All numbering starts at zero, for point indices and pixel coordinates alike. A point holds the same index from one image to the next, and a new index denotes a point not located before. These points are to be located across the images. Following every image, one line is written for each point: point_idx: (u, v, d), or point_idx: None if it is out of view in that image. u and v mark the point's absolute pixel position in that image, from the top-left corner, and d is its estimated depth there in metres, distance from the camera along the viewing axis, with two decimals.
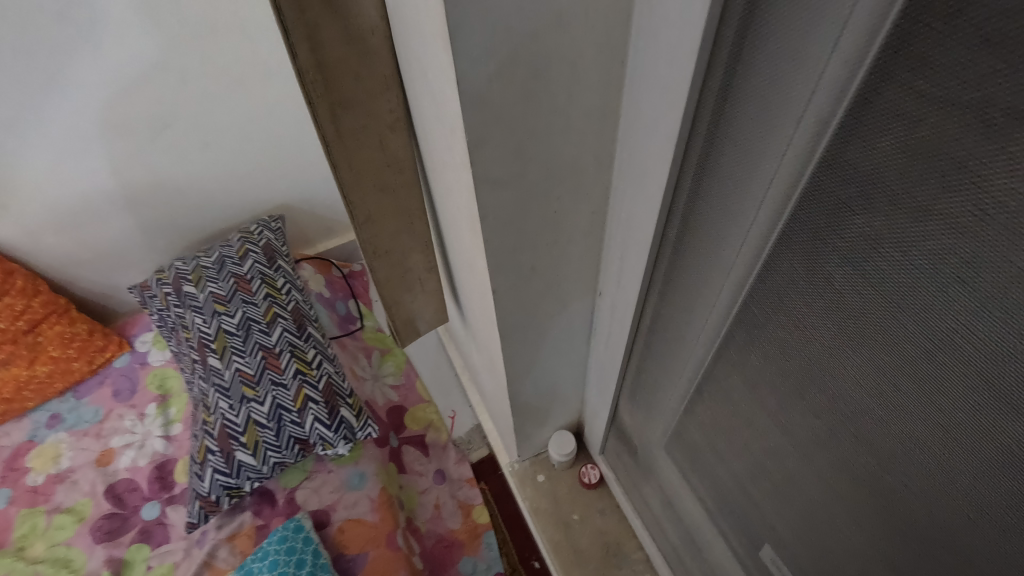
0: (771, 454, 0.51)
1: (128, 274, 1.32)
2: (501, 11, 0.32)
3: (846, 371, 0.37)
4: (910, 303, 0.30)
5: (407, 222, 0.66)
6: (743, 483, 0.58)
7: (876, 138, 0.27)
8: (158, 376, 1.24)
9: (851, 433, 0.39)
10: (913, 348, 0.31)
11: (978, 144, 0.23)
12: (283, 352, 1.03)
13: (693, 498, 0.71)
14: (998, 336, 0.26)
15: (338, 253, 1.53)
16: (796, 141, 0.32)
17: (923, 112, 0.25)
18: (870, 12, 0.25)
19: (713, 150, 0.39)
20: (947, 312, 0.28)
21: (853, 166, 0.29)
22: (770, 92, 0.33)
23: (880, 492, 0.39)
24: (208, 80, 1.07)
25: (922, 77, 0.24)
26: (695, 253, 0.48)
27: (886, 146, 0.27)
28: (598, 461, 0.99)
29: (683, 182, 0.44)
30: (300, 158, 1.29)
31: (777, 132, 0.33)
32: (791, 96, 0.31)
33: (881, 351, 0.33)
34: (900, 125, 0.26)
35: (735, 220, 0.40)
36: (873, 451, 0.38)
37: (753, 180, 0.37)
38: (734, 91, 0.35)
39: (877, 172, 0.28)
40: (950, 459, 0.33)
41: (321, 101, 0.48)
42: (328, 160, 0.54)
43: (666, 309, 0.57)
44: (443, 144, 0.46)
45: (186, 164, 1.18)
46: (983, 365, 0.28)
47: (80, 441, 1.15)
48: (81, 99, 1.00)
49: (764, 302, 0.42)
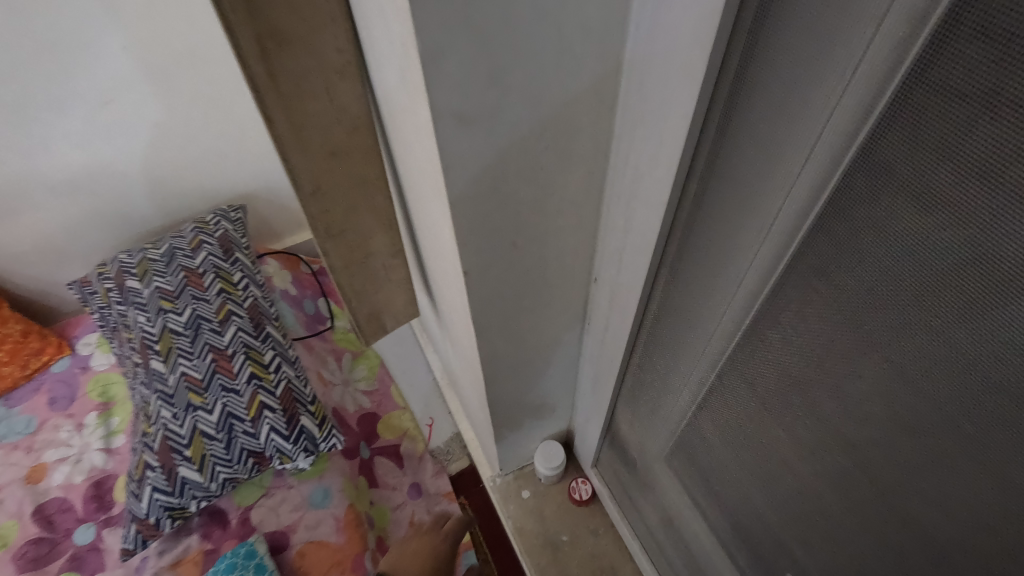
0: (801, 475, 0.41)
1: (70, 269, 1.20)
2: None
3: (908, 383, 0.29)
4: (938, 316, 0.26)
5: (366, 196, 0.56)
6: (762, 509, 0.48)
7: (925, 119, 0.22)
8: (100, 382, 1.11)
9: (925, 455, 0.30)
10: (990, 361, 0.24)
11: None
12: (237, 354, 0.92)
13: (700, 521, 0.61)
14: None
15: (307, 248, 1.42)
16: (883, 35, 0.22)
17: (996, 91, 0.20)
18: None
19: (752, 74, 0.30)
20: (983, 332, 0.24)
21: (919, 130, 0.23)
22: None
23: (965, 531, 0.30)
24: (155, 50, 0.96)
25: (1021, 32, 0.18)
26: (716, 224, 0.38)
27: (937, 130, 0.22)
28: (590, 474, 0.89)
29: (706, 126, 0.34)
30: (263, 143, 1.19)
31: (850, 30, 0.24)
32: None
33: (946, 361, 0.26)
34: (990, 64, 0.19)
35: (778, 172, 0.31)
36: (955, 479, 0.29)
37: (808, 108, 0.27)
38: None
39: (920, 161, 0.23)
40: None
41: (246, 30, 0.38)
42: (259, 109, 0.44)
43: (672, 300, 0.48)
44: (399, 81, 0.36)
45: (133, 146, 1.06)
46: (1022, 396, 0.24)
47: (7, 456, 1.03)
48: (4, 68, 0.88)
49: (795, 290, 0.34)
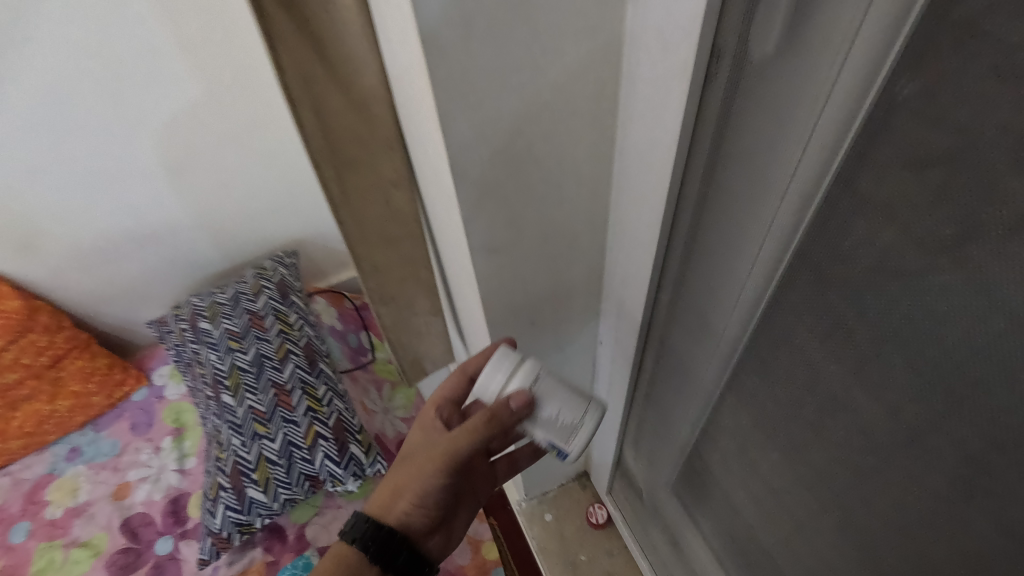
0: (826, 467, 0.42)
1: (147, 308, 1.38)
2: (491, 99, 0.35)
3: (1004, 322, 0.25)
4: (855, 378, 0.35)
5: (411, 269, 0.68)
6: (750, 526, 0.57)
7: (840, 236, 0.32)
8: (173, 410, 1.27)
9: (856, 474, 0.39)
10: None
11: (921, 259, 0.28)
12: (295, 389, 1.05)
13: (703, 541, 0.70)
14: (908, 421, 0.33)
15: (351, 286, 1.57)
16: (791, 202, 0.34)
17: (880, 225, 0.29)
18: (839, 127, 0.29)
19: (707, 206, 0.42)
20: (882, 392, 0.34)
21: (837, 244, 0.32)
22: (762, 127, 0.34)
23: (893, 544, 0.39)
24: (228, 122, 1.13)
25: (890, 190, 0.28)
26: (699, 290, 0.48)
27: (850, 244, 0.32)
28: (569, 400, 0.48)
29: (684, 205, 0.44)
30: (313, 196, 1.36)
31: (774, 173, 0.35)
32: (792, 119, 0.32)
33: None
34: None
35: (741, 257, 0.41)
36: (869, 492, 0.39)
37: (759, 209, 0.37)
38: (737, 122, 0.36)
39: (841, 264, 0.33)
40: (942, 500, 0.33)
41: (328, 164, 0.51)
42: (327, 196, 0.54)
43: (669, 350, 0.58)
44: (441, 206, 0.48)
45: (206, 204, 1.24)
46: (892, 446, 0.35)
47: (98, 475, 1.19)
48: (107, 147, 1.08)
49: (750, 377, 0.47)
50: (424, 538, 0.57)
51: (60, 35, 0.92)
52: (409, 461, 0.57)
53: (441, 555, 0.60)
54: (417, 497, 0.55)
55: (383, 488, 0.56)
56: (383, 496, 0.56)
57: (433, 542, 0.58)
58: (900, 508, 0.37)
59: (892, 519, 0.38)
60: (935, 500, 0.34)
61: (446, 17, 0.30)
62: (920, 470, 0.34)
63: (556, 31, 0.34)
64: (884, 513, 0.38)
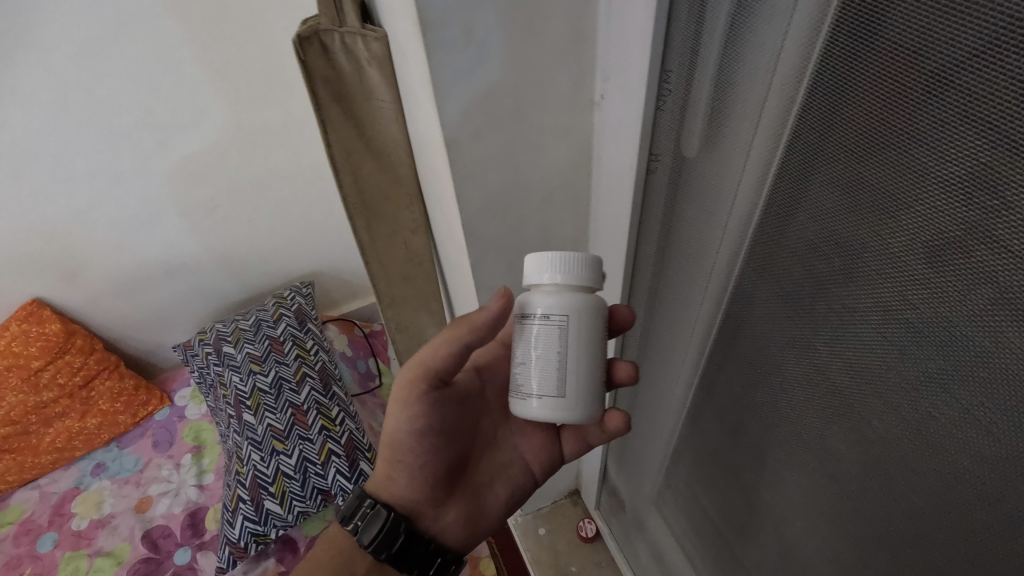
0: (766, 475, 0.50)
1: (172, 333, 1.48)
2: (495, 175, 0.46)
3: (923, 316, 0.28)
4: (779, 397, 0.43)
5: (425, 302, 0.78)
6: (718, 533, 0.66)
7: (786, 261, 0.37)
8: (193, 429, 1.39)
9: (784, 480, 0.48)
10: (960, 297, 0.26)
11: (855, 269, 0.32)
12: (311, 409, 1.14)
13: (675, 544, 0.78)
14: (819, 427, 0.40)
15: (361, 315, 1.68)
16: (720, 261, 0.44)
17: (818, 245, 0.34)
18: (742, 215, 0.40)
19: (665, 258, 0.52)
20: (800, 403, 0.41)
21: (786, 268, 0.37)
22: (693, 209, 0.45)
23: (817, 543, 0.47)
24: (258, 165, 1.26)
25: (819, 216, 0.33)
26: (662, 328, 0.58)
27: (795, 266, 0.36)
28: (568, 347, 0.43)
29: (644, 258, 0.55)
30: (330, 231, 1.48)
31: (707, 244, 0.45)
32: (715, 209, 0.42)
33: (930, 297, 0.28)
34: (895, 44, 0.25)
35: (690, 304, 0.51)
36: (792, 495, 0.48)
37: (699, 271, 0.47)
38: (675, 205, 0.47)
39: (789, 285, 0.37)
40: (837, 503, 0.42)
41: (361, 217, 0.63)
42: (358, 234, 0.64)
43: (643, 375, 0.68)
44: (452, 252, 0.59)
45: (233, 238, 1.36)
46: (805, 451, 0.43)
47: (121, 489, 1.27)
48: (149, 187, 1.20)
49: (704, 399, 0.56)
50: (428, 511, 0.56)
51: (117, 91, 1.06)
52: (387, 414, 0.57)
53: (462, 535, 0.58)
54: (393, 452, 0.54)
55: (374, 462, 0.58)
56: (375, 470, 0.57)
57: (445, 517, 0.57)
58: (816, 510, 0.45)
59: (812, 520, 0.46)
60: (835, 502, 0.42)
61: (463, 122, 0.41)
62: (820, 474, 0.42)
63: (544, 128, 0.45)
64: (805, 515, 0.47)
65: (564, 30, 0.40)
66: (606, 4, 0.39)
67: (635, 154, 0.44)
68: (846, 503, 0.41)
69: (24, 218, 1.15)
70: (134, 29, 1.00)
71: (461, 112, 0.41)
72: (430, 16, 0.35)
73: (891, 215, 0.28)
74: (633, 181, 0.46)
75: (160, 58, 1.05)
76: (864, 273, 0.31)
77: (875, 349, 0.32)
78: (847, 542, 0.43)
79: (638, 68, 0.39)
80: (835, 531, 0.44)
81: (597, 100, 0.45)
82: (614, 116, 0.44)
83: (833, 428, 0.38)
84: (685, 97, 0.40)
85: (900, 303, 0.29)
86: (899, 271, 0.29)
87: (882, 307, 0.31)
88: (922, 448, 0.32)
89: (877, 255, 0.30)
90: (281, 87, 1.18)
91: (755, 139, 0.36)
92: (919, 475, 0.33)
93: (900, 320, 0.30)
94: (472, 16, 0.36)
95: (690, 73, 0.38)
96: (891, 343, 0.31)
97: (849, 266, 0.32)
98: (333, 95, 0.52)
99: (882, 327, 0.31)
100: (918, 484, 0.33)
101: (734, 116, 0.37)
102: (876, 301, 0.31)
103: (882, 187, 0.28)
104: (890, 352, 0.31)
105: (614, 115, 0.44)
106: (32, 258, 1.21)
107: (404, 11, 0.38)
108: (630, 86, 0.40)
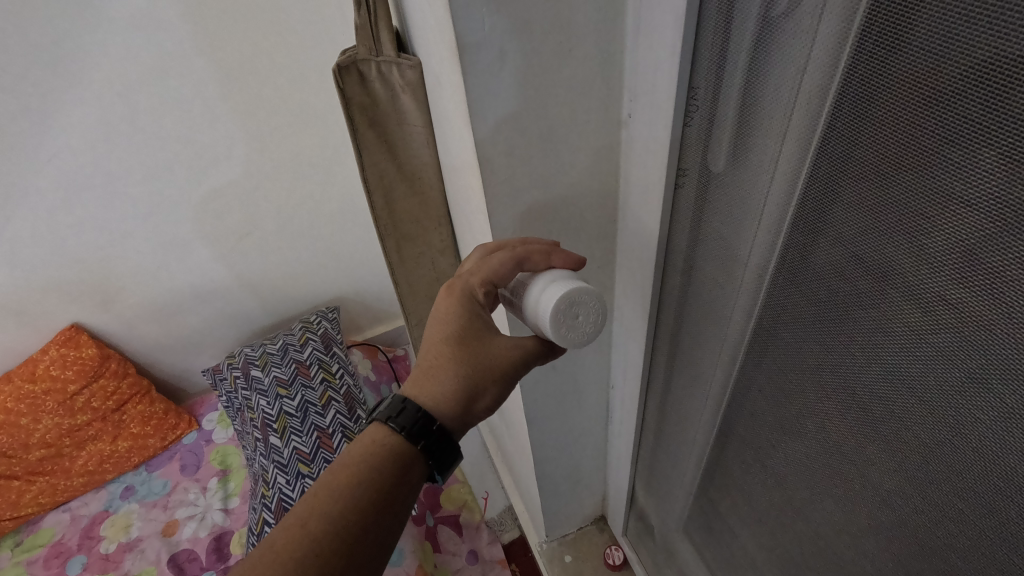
0: (805, 499, 0.49)
1: (201, 358, 1.52)
2: (526, 196, 0.48)
3: (961, 325, 0.29)
4: (814, 413, 0.43)
5: None
6: (753, 559, 0.64)
7: (815, 277, 0.37)
8: (219, 453, 1.41)
9: (819, 500, 0.47)
10: (994, 299, 0.26)
11: (892, 279, 0.32)
12: (336, 433, 1.16)
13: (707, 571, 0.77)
14: (858, 443, 0.39)
15: (384, 339, 1.70)
16: (749, 274, 0.44)
17: (850, 256, 0.34)
18: (770, 228, 0.40)
19: (691, 274, 0.52)
20: (837, 419, 0.40)
21: (815, 283, 0.38)
22: (723, 223, 0.45)
23: (861, 564, 0.46)
24: (286, 194, 1.31)
25: (851, 226, 0.33)
26: (691, 346, 0.57)
27: (826, 280, 0.36)
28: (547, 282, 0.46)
29: (671, 275, 0.55)
30: (357, 258, 1.51)
31: (736, 258, 0.45)
32: (743, 222, 0.43)
33: (971, 303, 0.28)
34: (916, 58, 0.26)
35: (719, 319, 0.51)
36: (825, 515, 0.47)
37: (728, 287, 0.48)
38: (703, 220, 0.47)
39: (819, 300, 0.38)
40: (877, 521, 0.41)
41: (390, 237, 0.65)
42: (385, 256, 0.66)
43: (671, 396, 0.67)
44: None
45: (263, 265, 1.41)
46: (842, 470, 0.42)
47: (149, 512, 1.30)
48: (184, 215, 1.25)
49: (732, 421, 0.56)
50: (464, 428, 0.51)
51: (158, 127, 1.12)
52: (470, 357, 0.48)
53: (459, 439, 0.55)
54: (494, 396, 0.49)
55: (436, 384, 0.48)
56: (427, 392, 0.48)
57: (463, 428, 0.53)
58: (859, 528, 0.44)
59: (853, 540, 0.45)
60: (879, 517, 0.41)
61: (496, 142, 0.43)
62: (856, 491, 0.42)
63: (573, 147, 0.46)
64: (848, 535, 0.46)
65: (593, 51, 0.42)
66: (633, 27, 0.41)
67: (662, 169, 0.45)
68: (889, 519, 0.40)
69: (68, 245, 1.20)
70: (176, 72, 1.07)
71: (494, 133, 0.42)
72: (466, 41, 0.37)
73: (930, 222, 0.28)
74: (661, 197, 0.47)
75: (200, 90, 1.10)
76: (900, 284, 0.31)
77: (912, 359, 0.32)
78: (885, 559, 0.43)
79: (666, 88, 0.40)
80: (879, 549, 0.43)
81: (624, 119, 0.46)
82: (642, 136, 0.45)
83: (870, 438, 0.38)
84: (711, 112, 0.41)
85: (938, 311, 0.29)
86: (937, 277, 0.29)
87: (917, 316, 0.31)
88: (965, 452, 0.32)
89: (915, 264, 0.30)
90: (316, 119, 1.22)
91: (782, 150, 0.36)
92: (964, 484, 0.33)
93: (936, 329, 0.30)
94: (506, 40, 0.38)
95: (716, 92, 0.39)
96: (928, 354, 0.31)
97: (886, 277, 0.32)
98: (368, 122, 0.55)
99: (917, 336, 0.31)
100: (963, 493, 0.33)
101: (761, 130, 0.38)
102: (913, 310, 0.31)
103: (917, 194, 0.28)
104: (926, 363, 0.31)
105: (641, 133, 0.45)
106: (73, 284, 1.27)
107: (441, 38, 0.40)
108: (657, 103, 0.42)
